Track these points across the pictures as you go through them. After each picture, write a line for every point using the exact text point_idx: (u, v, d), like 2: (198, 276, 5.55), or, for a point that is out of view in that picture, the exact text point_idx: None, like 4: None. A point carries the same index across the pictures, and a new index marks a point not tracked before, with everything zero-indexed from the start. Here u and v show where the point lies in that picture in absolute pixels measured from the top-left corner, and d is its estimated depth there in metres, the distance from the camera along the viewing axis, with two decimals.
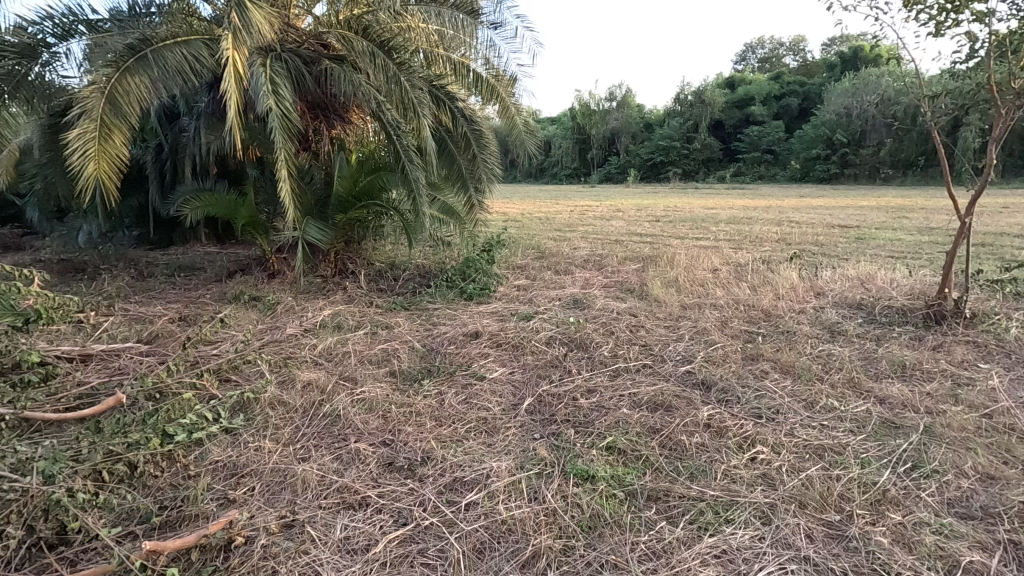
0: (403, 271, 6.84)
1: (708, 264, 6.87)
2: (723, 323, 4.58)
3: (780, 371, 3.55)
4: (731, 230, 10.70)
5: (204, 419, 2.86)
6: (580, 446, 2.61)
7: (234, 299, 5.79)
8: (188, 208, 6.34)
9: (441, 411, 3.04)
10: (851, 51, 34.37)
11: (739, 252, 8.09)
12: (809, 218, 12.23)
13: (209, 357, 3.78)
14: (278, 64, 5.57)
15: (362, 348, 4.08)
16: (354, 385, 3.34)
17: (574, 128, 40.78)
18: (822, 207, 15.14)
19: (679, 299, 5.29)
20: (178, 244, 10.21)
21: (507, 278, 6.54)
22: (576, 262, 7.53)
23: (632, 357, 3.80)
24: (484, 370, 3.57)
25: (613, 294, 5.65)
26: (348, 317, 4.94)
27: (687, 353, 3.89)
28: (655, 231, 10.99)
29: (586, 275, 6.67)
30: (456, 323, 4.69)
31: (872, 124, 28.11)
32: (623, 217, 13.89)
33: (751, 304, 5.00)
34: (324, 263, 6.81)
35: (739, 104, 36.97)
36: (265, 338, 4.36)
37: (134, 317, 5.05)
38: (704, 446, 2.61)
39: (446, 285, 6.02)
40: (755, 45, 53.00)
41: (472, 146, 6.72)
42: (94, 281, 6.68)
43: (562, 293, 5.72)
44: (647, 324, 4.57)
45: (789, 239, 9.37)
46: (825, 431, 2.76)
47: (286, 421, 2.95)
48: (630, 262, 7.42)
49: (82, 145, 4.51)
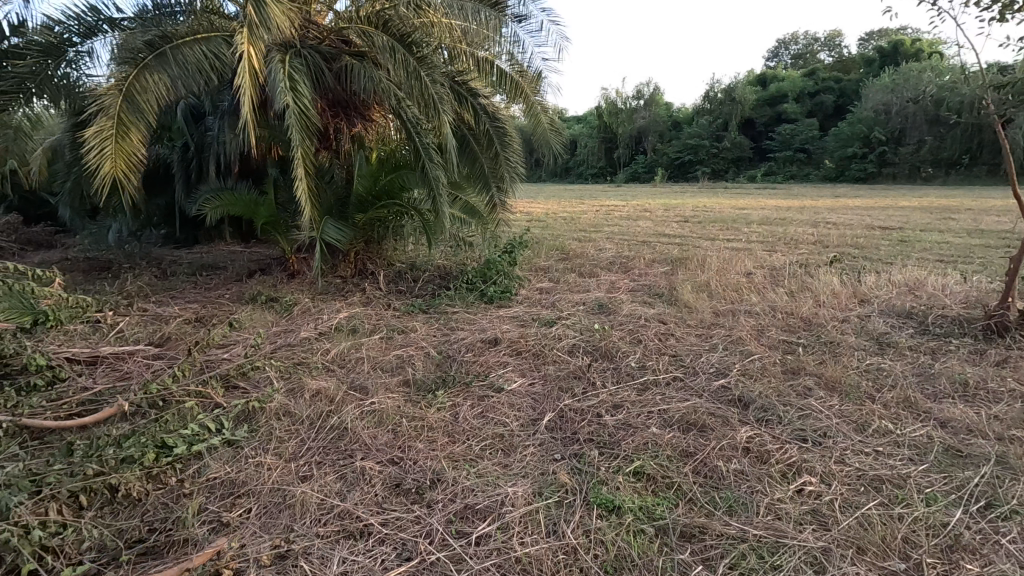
0: (423, 271, 6.69)
1: (741, 267, 6.54)
2: (760, 332, 4.27)
3: (825, 387, 3.24)
4: (764, 231, 10.27)
5: (206, 430, 2.72)
6: (604, 471, 2.38)
7: (251, 299, 5.70)
8: (208, 207, 6.29)
9: (454, 426, 2.84)
10: (890, 46, 33.16)
11: (773, 255, 7.71)
12: (847, 219, 11.69)
13: (219, 361, 3.66)
14: (298, 61, 5.45)
15: (376, 354, 3.92)
16: (364, 395, 3.16)
17: (600, 127, 40.29)
18: (860, 207, 14.51)
19: (712, 305, 4.99)
20: (203, 243, 10.28)
21: (530, 281, 6.32)
22: (602, 264, 7.26)
23: (661, 370, 3.54)
24: (502, 381, 3.36)
25: (640, 299, 5.38)
26: (364, 320, 4.78)
27: (722, 365, 3.61)
28: (684, 232, 10.62)
29: (612, 277, 6.40)
30: (475, 328, 4.49)
31: (912, 121, 27.02)
32: (651, 217, 13.53)
33: (790, 312, 4.67)
34: (343, 263, 6.71)
35: (771, 101, 36.00)
36: (278, 342, 4.23)
37: (150, 318, 4.99)
38: (744, 475, 2.35)
39: (466, 288, 5.82)
40: (789, 41, 51.61)
41: (495, 144, 6.52)
42: (117, 280, 6.70)
43: (587, 297, 5.47)
44: (677, 332, 4.30)
45: (827, 241, 8.92)
46: (880, 460, 2.47)
47: (291, 434, 2.79)
48: (658, 265, 7.12)
49: (99, 143, 4.45)
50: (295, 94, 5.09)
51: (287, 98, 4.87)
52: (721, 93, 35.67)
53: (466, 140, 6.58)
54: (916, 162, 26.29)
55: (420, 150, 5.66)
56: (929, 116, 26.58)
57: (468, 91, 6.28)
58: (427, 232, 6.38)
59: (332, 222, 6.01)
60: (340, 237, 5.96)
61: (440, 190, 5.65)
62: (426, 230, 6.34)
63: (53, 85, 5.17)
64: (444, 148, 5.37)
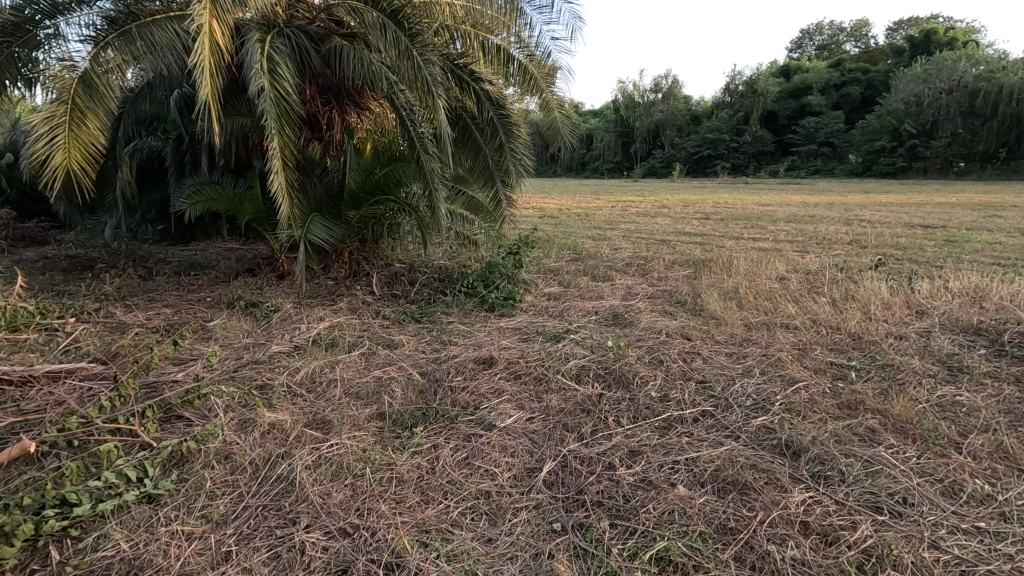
0: (421, 273, 6.15)
1: (773, 271, 5.87)
2: (802, 352, 3.64)
3: (892, 430, 2.62)
4: (793, 230, 9.53)
5: (121, 482, 2.19)
6: (617, 557, 1.81)
7: (230, 304, 5.20)
8: (187, 203, 5.81)
9: (430, 478, 2.28)
10: (922, 35, 31.84)
11: (806, 257, 7.01)
12: (882, 217, 10.89)
13: (169, 385, 3.14)
14: (281, 41, 4.91)
15: (352, 375, 3.37)
16: (327, 433, 2.62)
17: (616, 121, 39.36)
18: (894, 204, 13.64)
19: (743, 317, 4.36)
20: (200, 240, 9.83)
21: (537, 285, 5.74)
22: (617, 265, 6.65)
23: (687, 401, 2.94)
24: (494, 415, 2.79)
25: (661, 309, 4.76)
26: (347, 331, 4.25)
27: (761, 396, 2.99)
28: (706, 230, 9.92)
29: (628, 282, 5.80)
30: (471, 342, 3.92)
31: (945, 113, 25.82)
32: (669, 214, 12.82)
33: (836, 327, 4.02)
34: (336, 264, 6.21)
35: (794, 93, 34.80)
36: (246, 357, 3.71)
37: (113, 326, 4.51)
38: (804, 567, 1.76)
39: (466, 293, 5.25)
40: (813, 32, 50.01)
41: (499, 135, 5.93)
42: (95, 280, 6.25)
43: (601, 306, 4.87)
44: (705, 352, 3.68)
45: (864, 241, 8.18)
46: (985, 543, 1.87)
47: (227, 487, 2.25)
48: (680, 267, 6.48)
49: (49, 131, 3.95)
50: (274, 77, 4.55)
51: (263, 79, 4.32)
52: (742, 85, 34.55)
53: (467, 130, 6.00)
54: (949, 156, 25.11)
55: (414, 140, 5.09)
56: (963, 108, 25.38)
57: (470, 76, 5.70)
58: (423, 230, 5.82)
59: (319, 219, 5.48)
60: (327, 235, 5.43)
61: (437, 185, 5.07)
62: (422, 228, 5.78)
63: (15, 68, 4.45)
64: (440, 138, 4.79)
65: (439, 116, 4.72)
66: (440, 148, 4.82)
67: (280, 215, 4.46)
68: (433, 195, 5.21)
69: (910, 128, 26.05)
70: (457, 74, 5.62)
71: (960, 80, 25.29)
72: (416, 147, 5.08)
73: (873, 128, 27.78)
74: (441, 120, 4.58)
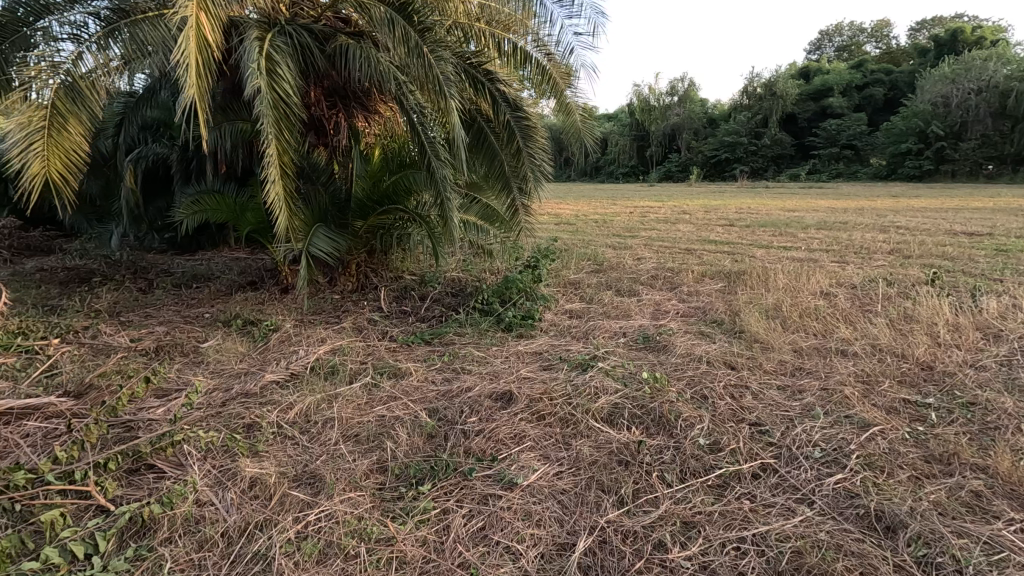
0: (432, 287, 5.76)
1: (815, 285, 5.37)
2: (868, 386, 3.17)
3: (1002, 495, 2.15)
4: (826, 238, 8.99)
5: (62, 564, 1.79)
6: None
7: (227, 322, 4.84)
8: (185, 213, 5.47)
9: (439, 562, 1.86)
10: (948, 34, 30.95)
11: (848, 268, 6.49)
12: (919, 224, 10.29)
13: (145, 426, 2.75)
14: (281, 40, 4.54)
15: (352, 413, 2.96)
16: (318, 493, 2.21)
17: (631, 125, 38.77)
18: (928, 209, 13.03)
19: (792, 342, 3.88)
20: (206, 249, 9.53)
21: (558, 300, 5.31)
22: (643, 278, 6.20)
23: (743, 452, 2.48)
24: (514, 470, 2.36)
25: (697, 330, 4.29)
26: (351, 355, 3.86)
27: (830, 445, 2.53)
28: (733, 237, 9.41)
29: (656, 297, 5.34)
30: (486, 371, 3.49)
31: (974, 114, 24.99)
32: (691, 220, 12.31)
33: (902, 354, 3.53)
34: (344, 276, 5.87)
35: (815, 95, 34.00)
36: (236, 387, 3.32)
37: (99, 348, 4.16)
38: None
39: (481, 310, 4.84)
40: (833, 32, 49.08)
41: (516, 138, 5.51)
42: (91, 294, 5.94)
43: (628, 326, 4.42)
44: (755, 385, 3.21)
45: (906, 251, 7.63)
46: None
47: (192, 569, 1.85)
48: (710, 280, 6.01)
49: (27, 137, 3.61)
50: (272, 77, 4.17)
51: (259, 79, 3.93)
52: (760, 87, 33.79)
53: (481, 133, 5.58)
54: (979, 158, 24.43)
55: (424, 145, 4.67)
56: (993, 109, 24.55)
57: (485, 76, 5.31)
58: (432, 242, 5.38)
59: (322, 231, 5.09)
60: (330, 248, 5.04)
61: (448, 193, 4.65)
62: (430, 240, 5.36)
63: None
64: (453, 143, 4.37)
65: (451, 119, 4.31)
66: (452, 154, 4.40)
67: (277, 228, 4.06)
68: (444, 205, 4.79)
69: (938, 129, 25.22)
70: (471, 74, 5.25)
71: (990, 80, 24.42)
72: (426, 152, 4.66)
73: (898, 130, 26.94)
74: (454, 124, 4.16)
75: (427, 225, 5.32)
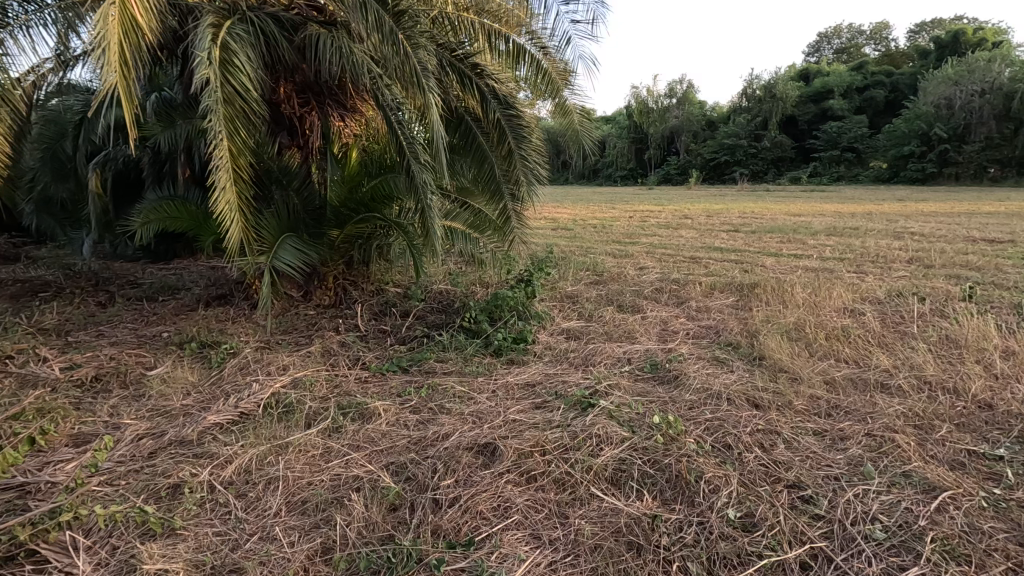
0: (417, 302, 5.23)
1: (838, 301, 4.87)
2: (922, 432, 2.65)
3: None
4: (838, 245, 8.48)
5: None
6: None
7: (183, 345, 4.32)
8: (140, 222, 4.94)
9: None
10: (949, 37, 30.63)
11: (868, 280, 6.00)
12: (933, 230, 9.84)
13: (43, 493, 2.23)
14: (243, 27, 4.00)
15: (301, 470, 2.44)
16: None
17: (629, 127, 38.30)
18: (939, 214, 12.56)
19: (823, 374, 3.36)
20: (182, 257, 8.97)
21: (554, 317, 4.80)
22: (646, 291, 5.70)
23: (785, 531, 1.97)
24: (495, 562, 1.84)
25: (711, 356, 3.77)
26: (314, 387, 3.34)
27: (894, 520, 2.01)
28: (740, 244, 8.93)
29: (662, 315, 4.83)
30: (469, 411, 2.97)
31: (978, 116, 24.60)
32: (694, 225, 11.83)
33: (955, 390, 3.02)
34: (320, 290, 5.39)
35: (815, 97, 33.58)
36: (171, 432, 2.80)
37: (28, 377, 3.62)
38: None
39: (468, 331, 4.32)
40: (831, 36, 48.83)
41: (508, 139, 4.98)
42: (41, 309, 5.39)
43: (633, 351, 3.90)
44: (787, 430, 2.69)
45: (926, 261, 7.14)
46: None
47: None
48: (721, 293, 5.49)
49: None
50: (227, 67, 3.61)
51: (208, 69, 3.39)
52: (760, 89, 33.35)
53: (470, 133, 5.06)
54: (983, 161, 24.07)
55: (403, 146, 4.14)
56: (997, 111, 24.17)
57: (472, 69, 4.79)
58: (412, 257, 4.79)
59: (291, 240, 4.55)
60: (300, 259, 4.51)
61: (429, 201, 4.10)
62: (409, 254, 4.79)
63: None
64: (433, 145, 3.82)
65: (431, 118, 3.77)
66: (433, 157, 3.84)
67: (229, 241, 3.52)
68: (426, 214, 4.24)
69: (941, 132, 24.82)
70: (457, 68, 4.74)
71: (994, 83, 24.07)
72: (404, 153, 4.13)
73: (900, 133, 26.53)
74: (433, 123, 3.63)
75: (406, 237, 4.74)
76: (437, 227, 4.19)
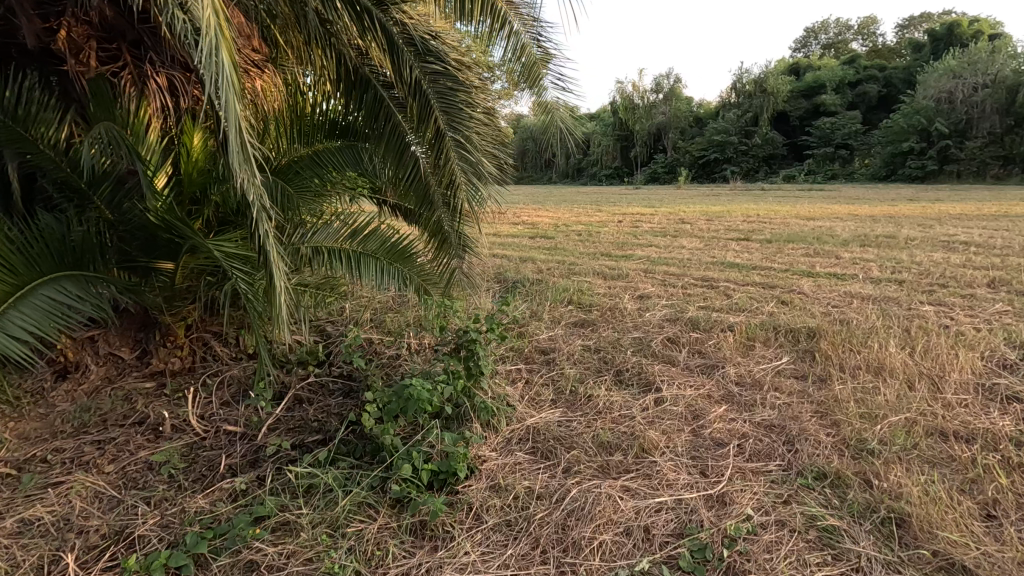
0: (304, 372, 3.37)
1: (962, 369, 3.10)
2: None
3: None
4: (884, 260, 6.75)
5: None
6: None
7: None
8: None
9: None
10: (946, 28, 29.29)
11: (965, 321, 4.24)
12: (987, 238, 8.08)
13: None
14: None
15: None
16: None
17: (614, 124, 36.52)
18: (976, 216, 10.89)
19: None
20: None
21: (515, 403, 2.98)
22: (656, 342, 3.89)
23: None
24: None
25: (804, 528, 1.96)
26: None
27: None
28: (760, 259, 7.15)
29: (689, 399, 3.01)
30: None
31: (980, 110, 23.22)
32: (696, 231, 10.03)
33: None
34: (165, 348, 3.52)
35: (807, 92, 32.22)
36: None
37: None
38: None
39: (363, 449, 2.51)
40: (820, 30, 47.62)
41: (433, 115, 3.05)
42: None
43: (655, 505, 2.09)
44: None
45: (1013, 284, 5.43)
46: None
47: None
48: (767, 348, 3.71)
49: None
50: None
51: None
52: (751, 83, 31.90)
53: (381, 105, 3.18)
54: (987, 157, 22.39)
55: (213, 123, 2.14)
56: (1001, 104, 22.78)
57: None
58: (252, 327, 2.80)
59: (52, 288, 2.63)
60: (43, 325, 2.54)
61: (263, 233, 2.12)
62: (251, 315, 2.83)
63: None
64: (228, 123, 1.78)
65: (216, 66, 1.75)
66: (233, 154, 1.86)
67: None
68: (261, 252, 2.30)
69: (942, 127, 23.47)
70: None
71: (998, 75, 22.68)
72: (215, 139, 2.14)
73: (897, 128, 25.12)
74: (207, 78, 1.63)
75: (249, 286, 2.78)
76: (281, 279, 2.26)
